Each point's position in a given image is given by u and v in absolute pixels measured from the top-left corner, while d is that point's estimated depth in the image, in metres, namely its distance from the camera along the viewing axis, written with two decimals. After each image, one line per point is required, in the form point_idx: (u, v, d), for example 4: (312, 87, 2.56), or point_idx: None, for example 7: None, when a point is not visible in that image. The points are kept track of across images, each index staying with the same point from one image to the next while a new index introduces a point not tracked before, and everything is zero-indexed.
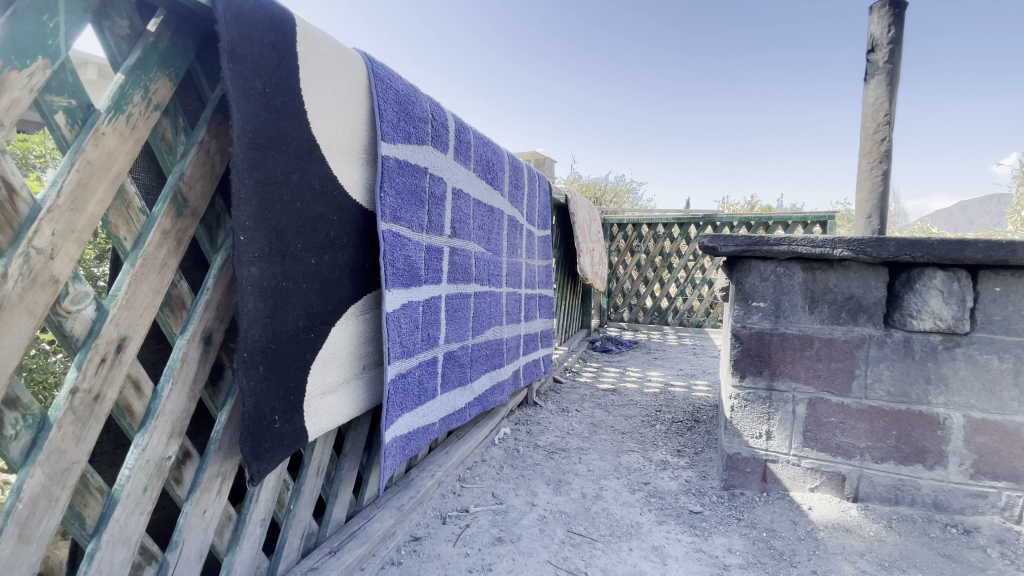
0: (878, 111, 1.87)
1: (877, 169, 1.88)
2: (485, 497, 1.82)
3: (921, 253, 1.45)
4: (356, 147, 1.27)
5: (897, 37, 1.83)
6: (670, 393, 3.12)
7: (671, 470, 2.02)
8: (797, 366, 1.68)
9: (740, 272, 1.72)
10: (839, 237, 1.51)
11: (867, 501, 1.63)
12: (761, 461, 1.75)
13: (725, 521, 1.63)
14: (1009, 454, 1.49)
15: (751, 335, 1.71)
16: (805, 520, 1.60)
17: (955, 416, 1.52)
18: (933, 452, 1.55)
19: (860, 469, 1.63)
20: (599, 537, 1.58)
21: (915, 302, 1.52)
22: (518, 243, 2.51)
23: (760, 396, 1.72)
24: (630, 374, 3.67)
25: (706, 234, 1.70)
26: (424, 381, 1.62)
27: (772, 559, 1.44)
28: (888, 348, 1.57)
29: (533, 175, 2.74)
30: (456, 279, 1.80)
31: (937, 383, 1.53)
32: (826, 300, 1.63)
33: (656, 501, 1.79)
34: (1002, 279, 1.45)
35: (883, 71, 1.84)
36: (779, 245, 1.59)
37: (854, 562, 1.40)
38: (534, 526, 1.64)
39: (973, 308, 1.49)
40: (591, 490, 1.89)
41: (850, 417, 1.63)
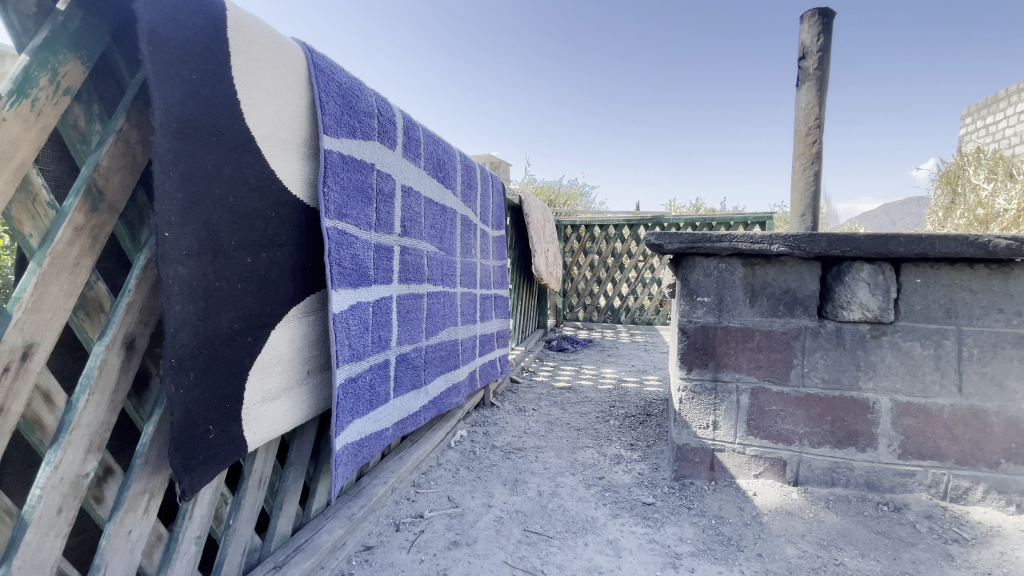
0: (809, 115, 1.98)
1: (809, 170, 1.99)
2: (440, 502, 1.79)
3: (850, 248, 1.54)
4: (296, 140, 1.21)
5: (825, 45, 1.95)
6: (624, 389, 3.19)
7: (625, 464, 2.05)
8: (740, 358, 1.74)
9: (685, 268, 1.78)
10: (775, 233, 1.59)
11: (807, 484, 1.72)
12: (708, 450, 1.81)
13: (676, 511, 1.68)
14: (931, 434, 1.60)
15: (696, 329, 1.77)
16: (751, 505, 1.66)
17: (883, 400, 1.63)
18: (864, 434, 1.65)
19: (800, 454, 1.72)
20: (555, 534, 1.58)
21: (845, 294, 1.61)
22: (472, 242, 2.49)
23: (706, 388, 1.78)
24: (585, 372, 3.72)
25: (653, 232, 1.74)
26: (376, 384, 1.57)
27: (722, 546, 1.48)
28: (822, 338, 1.67)
29: (486, 175, 2.73)
30: (407, 279, 1.76)
31: (867, 370, 1.64)
32: (765, 294, 1.70)
33: (611, 495, 1.81)
34: (922, 270, 1.57)
35: (813, 77, 1.96)
36: (720, 242, 1.65)
37: (796, 543, 1.47)
38: (490, 527, 1.63)
39: (897, 299, 1.60)
40: (547, 488, 1.89)
41: (790, 405, 1.71)
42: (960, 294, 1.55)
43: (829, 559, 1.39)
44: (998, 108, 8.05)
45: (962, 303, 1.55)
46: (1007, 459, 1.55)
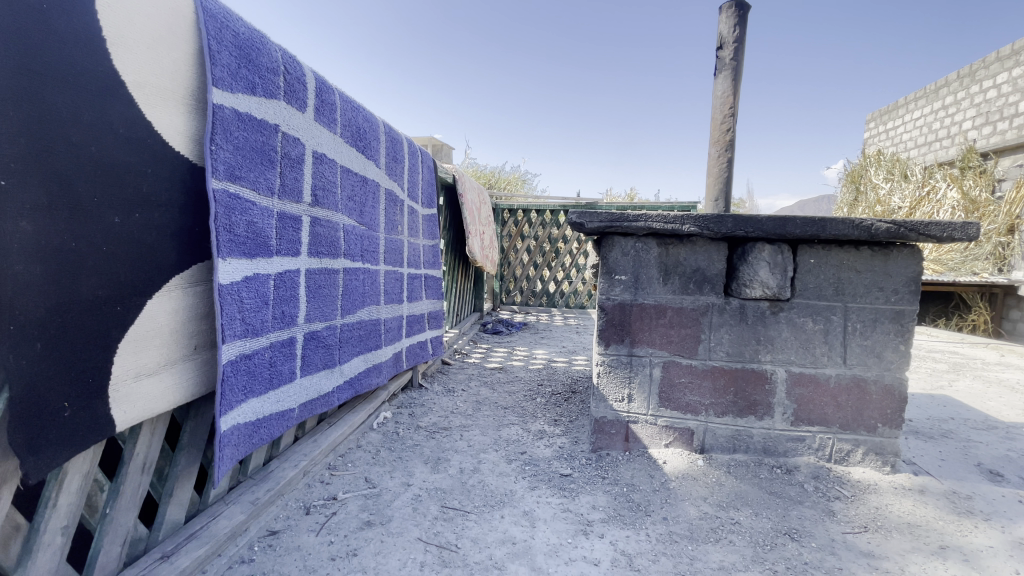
0: (724, 104, 2.07)
1: (723, 156, 2.09)
2: (356, 483, 1.74)
3: (752, 229, 1.63)
4: (178, 91, 1.10)
5: (740, 37, 2.03)
6: (553, 369, 3.24)
7: (547, 438, 2.09)
8: (653, 333, 1.82)
9: (604, 247, 1.82)
10: (687, 214, 1.66)
11: (712, 452, 1.83)
12: (623, 422, 1.89)
13: (591, 481, 1.73)
14: (819, 402, 1.75)
15: (614, 306, 1.83)
16: (660, 472, 1.75)
17: (779, 371, 1.75)
18: (763, 404, 1.78)
19: (706, 424, 1.82)
20: (472, 509, 1.58)
21: (748, 273, 1.71)
22: (398, 219, 2.41)
23: (622, 362, 1.86)
24: (517, 353, 3.76)
25: (574, 210, 1.76)
26: (277, 362, 1.49)
27: (631, 511, 1.55)
28: (727, 314, 1.77)
29: (414, 150, 2.64)
30: (319, 252, 1.67)
31: (765, 344, 1.75)
32: (677, 272, 1.78)
33: (531, 468, 1.84)
34: (815, 251, 1.69)
35: (729, 67, 2.04)
36: (636, 222, 1.70)
37: (697, 506, 1.56)
38: (407, 506, 1.60)
39: (793, 278, 1.72)
40: (469, 465, 1.89)
41: (698, 377, 1.81)
42: (847, 274, 1.68)
43: (727, 519, 1.48)
44: (895, 115, 8.90)
45: (849, 282, 1.68)
46: (883, 424, 1.71)
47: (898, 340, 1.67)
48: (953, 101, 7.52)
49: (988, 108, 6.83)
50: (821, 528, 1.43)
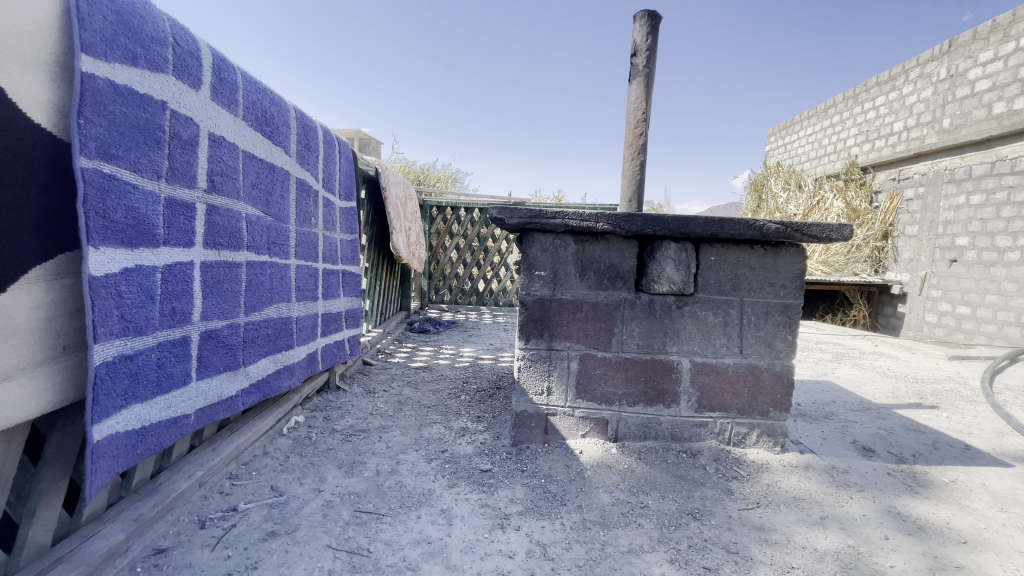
0: (637, 109, 2.16)
1: (637, 159, 2.19)
2: (260, 492, 1.63)
3: (660, 228, 1.72)
4: (39, 55, 0.99)
5: (652, 45, 2.14)
6: (479, 366, 3.24)
7: (470, 435, 2.08)
8: (571, 327, 1.87)
9: (524, 243, 1.85)
10: (600, 212, 1.71)
11: (625, 440, 1.91)
12: (543, 415, 1.92)
13: (511, 475, 1.74)
14: (719, 390, 1.87)
15: (534, 301, 1.86)
16: (577, 462, 1.80)
17: (684, 361, 1.87)
18: (670, 392, 1.88)
19: (619, 413, 1.90)
20: (388, 511, 1.54)
21: (655, 269, 1.80)
22: (311, 211, 2.30)
23: (542, 356, 1.89)
24: (443, 352, 3.71)
25: (495, 206, 1.76)
26: (168, 365, 1.37)
27: (548, 502, 1.57)
28: (638, 308, 1.85)
29: (331, 140, 2.53)
30: (216, 242, 1.57)
31: (672, 336, 1.86)
32: (593, 268, 1.84)
33: (450, 466, 1.82)
34: (714, 250, 1.82)
35: (641, 73, 2.14)
36: (554, 219, 1.74)
37: (610, 492, 1.62)
38: (317, 513, 1.52)
39: (696, 274, 1.83)
40: (387, 467, 1.83)
41: (612, 368, 1.88)
42: (742, 271, 1.82)
43: (636, 503, 1.55)
44: (791, 131, 9.83)
45: (744, 278, 1.83)
46: (773, 407, 1.87)
47: (786, 330, 1.83)
48: (838, 119, 8.35)
49: (867, 128, 7.64)
50: (720, 507, 1.53)
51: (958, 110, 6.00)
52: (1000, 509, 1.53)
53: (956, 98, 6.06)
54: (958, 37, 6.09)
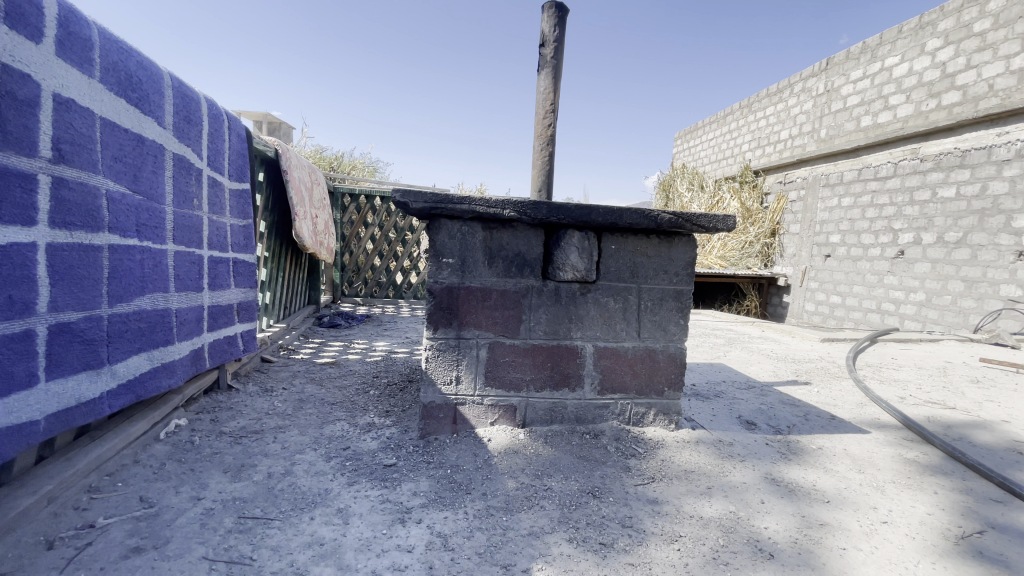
0: (546, 100, 2.18)
1: (546, 149, 2.20)
2: (125, 505, 1.44)
3: (564, 216, 1.75)
4: None
5: (560, 37, 2.16)
6: (391, 360, 3.13)
7: (376, 431, 1.99)
8: (480, 315, 1.85)
9: (431, 229, 1.79)
10: (506, 199, 1.70)
11: (532, 425, 1.93)
12: (451, 405, 1.88)
13: (415, 467, 1.68)
14: (621, 372, 1.95)
15: (442, 290, 1.81)
16: (485, 450, 1.78)
17: (588, 346, 1.92)
18: (575, 376, 1.93)
19: (527, 399, 1.92)
20: (277, 514, 1.42)
21: (561, 257, 1.83)
22: (193, 191, 2.07)
23: (450, 345, 1.85)
24: (354, 346, 3.53)
25: (398, 189, 1.68)
26: (7, 364, 1.21)
27: (452, 492, 1.54)
28: (544, 295, 1.87)
29: (218, 115, 2.30)
30: (68, 222, 1.38)
31: (577, 322, 1.90)
32: (500, 256, 1.83)
33: (351, 463, 1.72)
34: (615, 238, 1.88)
35: (549, 64, 2.15)
36: (460, 204, 1.70)
37: (515, 478, 1.62)
38: (194, 522, 1.37)
39: (599, 262, 1.88)
40: (280, 468, 1.70)
41: (520, 355, 1.89)
42: (640, 259, 1.90)
43: (540, 486, 1.56)
44: (695, 135, 10.57)
45: (642, 266, 1.91)
46: (668, 387, 1.98)
47: (679, 315, 1.94)
48: (734, 126, 9.10)
49: (759, 134, 8.40)
50: (618, 484, 1.59)
51: (833, 122, 6.77)
52: (857, 469, 1.73)
53: (832, 110, 6.83)
54: (834, 56, 6.86)
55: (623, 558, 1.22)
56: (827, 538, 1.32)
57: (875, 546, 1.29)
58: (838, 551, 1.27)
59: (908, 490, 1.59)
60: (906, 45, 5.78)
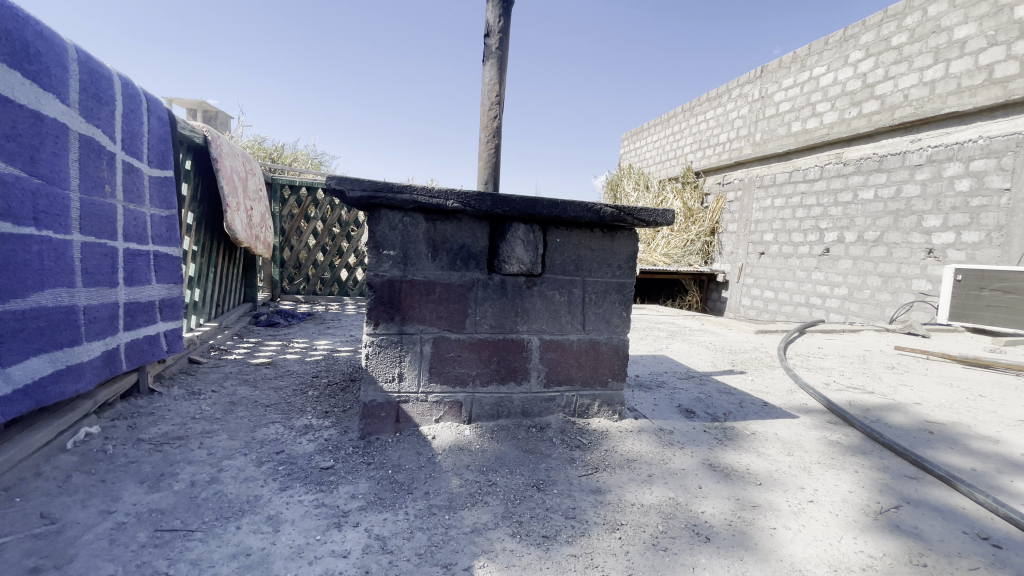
0: (491, 91, 2.14)
1: (491, 142, 2.17)
2: (21, 523, 1.28)
3: (509, 208, 1.73)
4: None
5: (505, 28, 2.13)
6: (333, 359, 3.00)
7: (313, 433, 1.89)
8: (423, 310, 1.79)
9: (370, 220, 1.71)
10: (449, 189, 1.66)
11: (478, 420, 1.90)
12: (394, 404, 1.82)
13: (355, 469, 1.61)
14: (567, 365, 1.96)
15: (383, 283, 1.74)
16: (428, 448, 1.73)
17: (534, 339, 1.91)
18: (521, 370, 1.91)
19: (473, 395, 1.88)
20: (199, 525, 1.32)
21: (506, 250, 1.81)
22: (104, 177, 1.89)
23: (392, 341, 1.78)
24: (294, 346, 3.36)
25: (334, 176, 1.60)
26: None
27: (393, 493, 1.48)
28: (490, 289, 1.84)
29: (135, 96, 2.11)
30: None
31: (523, 315, 1.89)
32: (444, 248, 1.78)
33: (284, 467, 1.62)
34: (560, 232, 1.88)
35: (494, 55, 2.12)
36: (401, 193, 1.64)
37: (460, 475, 1.58)
38: (103, 538, 1.25)
39: (544, 255, 1.88)
40: (205, 476, 1.58)
41: (465, 350, 1.85)
42: (585, 252, 1.91)
43: (485, 482, 1.54)
44: (640, 137, 10.88)
45: (586, 259, 1.92)
46: (612, 378, 2.01)
47: (622, 308, 1.97)
48: (677, 129, 9.44)
49: (699, 137, 8.76)
50: (563, 476, 1.59)
51: (767, 127, 7.16)
52: (786, 452, 1.81)
53: (766, 116, 7.21)
54: (768, 64, 7.24)
55: (565, 549, 1.22)
56: (759, 519, 1.37)
57: (803, 524, 1.35)
58: (769, 531, 1.32)
59: (832, 470, 1.69)
60: (832, 56, 6.18)
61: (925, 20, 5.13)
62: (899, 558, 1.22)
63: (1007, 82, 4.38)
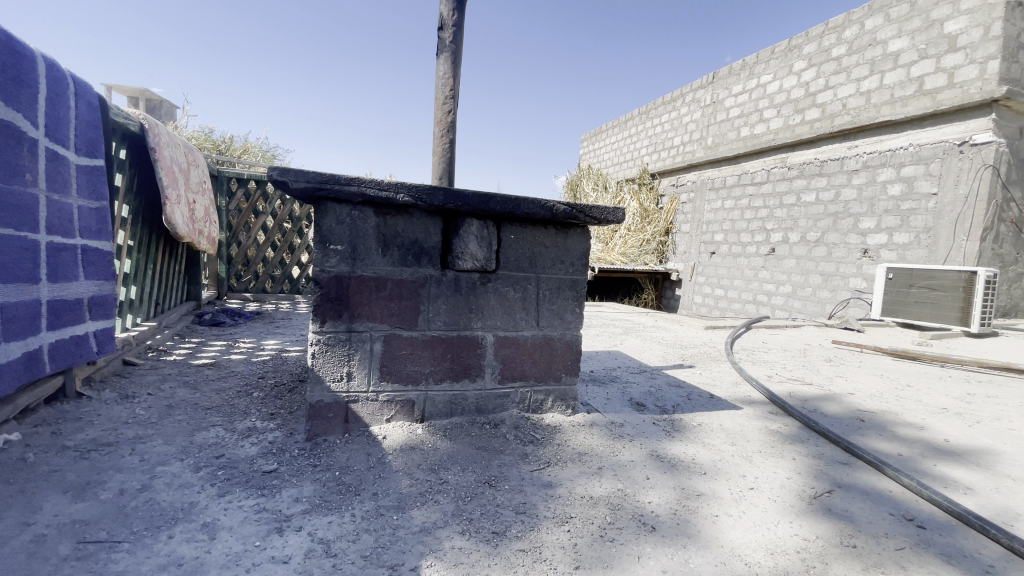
0: (445, 85, 2.12)
1: (446, 137, 2.15)
2: None
3: (461, 203, 1.71)
4: None
5: (459, 22, 2.11)
6: (282, 359, 2.89)
7: (256, 436, 1.81)
8: (373, 307, 1.75)
9: (316, 213, 1.65)
10: (400, 182, 1.63)
11: (431, 419, 1.87)
12: (342, 404, 1.77)
13: (299, 472, 1.55)
14: (520, 361, 1.96)
15: (330, 279, 1.68)
16: (378, 449, 1.69)
17: (488, 336, 1.90)
18: (475, 367, 1.90)
19: (425, 393, 1.85)
20: (127, 536, 1.23)
21: (460, 246, 1.79)
22: (23, 164, 1.74)
23: (340, 339, 1.73)
24: (240, 345, 3.22)
25: (277, 167, 1.54)
26: None
27: (339, 495, 1.43)
28: (443, 285, 1.82)
29: (60, 78, 1.96)
30: None
31: (476, 312, 1.87)
32: (395, 244, 1.75)
33: (224, 472, 1.55)
34: (514, 228, 1.88)
35: (448, 48, 2.10)
36: (349, 186, 1.59)
37: (410, 474, 1.55)
38: (17, 553, 1.14)
39: (498, 251, 1.87)
40: (136, 484, 1.48)
41: (417, 348, 1.82)
42: (539, 249, 1.92)
43: (436, 481, 1.51)
44: (599, 138, 11.07)
45: (540, 256, 1.93)
46: (565, 373, 2.03)
47: (575, 304, 1.99)
48: (634, 131, 9.66)
49: (655, 140, 8.99)
50: (515, 471, 1.59)
51: (718, 131, 7.43)
52: (730, 442, 1.88)
53: (717, 120, 7.48)
54: (719, 71, 7.51)
55: (515, 545, 1.21)
56: (703, 507, 1.42)
57: (743, 511, 1.40)
58: (712, 518, 1.36)
59: (771, 458, 1.77)
60: (778, 64, 6.47)
61: (862, 34, 5.45)
62: (830, 539, 1.28)
63: (935, 94, 4.73)
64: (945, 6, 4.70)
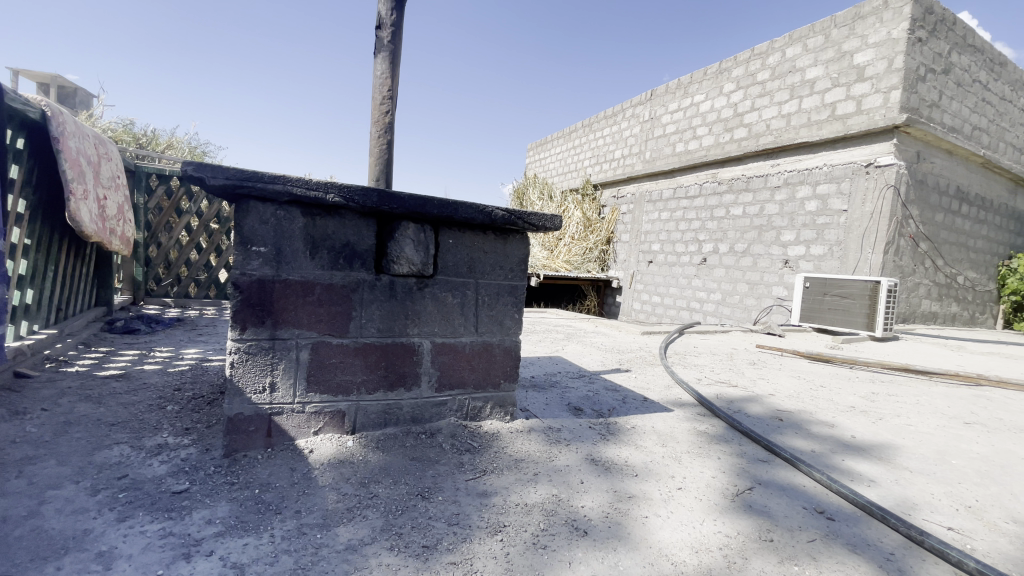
0: (383, 85, 2.07)
1: (382, 138, 2.09)
2: None
3: (396, 205, 1.67)
4: None
5: (398, 22, 2.07)
6: (202, 369, 2.69)
7: (167, 453, 1.66)
8: (299, 312, 1.66)
9: (237, 212, 1.55)
10: (330, 182, 1.57)
11: (363, 430, 1.80)
12: (265, 417, 1.66)
13: (214, 492, 1.44)
14: (458, 368, 1.93)
15: (251, 283, 1.58)
16: (303, 463, 1.60)
17: (424, 343, 1.85)
18: (411, 375, 1.85)
19: (357, 403, 1.78)
20: (6, 570, 1.09)
21: (395, 250, 1.74)
22: None
23: (263, 347, 1.63)
24: (154, 355, 2.97)
25: (191, 162, 1.43)
26: None
27: (257, 515, 1.34)
28: (377, 291, 1.76)
29: None
30: None
31: (413, 318, 1.83)
32: (324, 246, 1.67)
33: (126, 495, 1.41)
34: (453, 233, 1.85)
35: (386, 48, 2.05)
36: (273, 184, 1.51)
37: (338, 489, 1.48)
38: None
39: (435, 256, 1.84)
40: (20, 511, 1.31)
41: (348, 356, 1.75)
42: (477, 254, 1.91)
43: (365, 495, 1.45)
44: (544, 148, 11.27)
45: (479, 261, 1.91)
46: (504, 380, 2.02)
47: (514, 309, 1.99)
48: (578, 142, 9.91)
49: (598, 151, 9.26)
50: (450, 481, 1.56)
51: (656, 145, 7.76)
52: (661, 444, 1.94)
53: (655, 135, 7.82)
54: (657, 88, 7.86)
55: (445, 558, 1.18)
56: (634, 509, 1.45)
57: (670, 511, 1.44)
58: (642, 519, 1.39)
59: (698, 458, 1.85)
60: (709, 85, 6.86)
61: (784, 61, 5.89)
62: (750, 534, 1.35)
63: (846, 119, 5.19)
64: (854, 40, 5.18)
